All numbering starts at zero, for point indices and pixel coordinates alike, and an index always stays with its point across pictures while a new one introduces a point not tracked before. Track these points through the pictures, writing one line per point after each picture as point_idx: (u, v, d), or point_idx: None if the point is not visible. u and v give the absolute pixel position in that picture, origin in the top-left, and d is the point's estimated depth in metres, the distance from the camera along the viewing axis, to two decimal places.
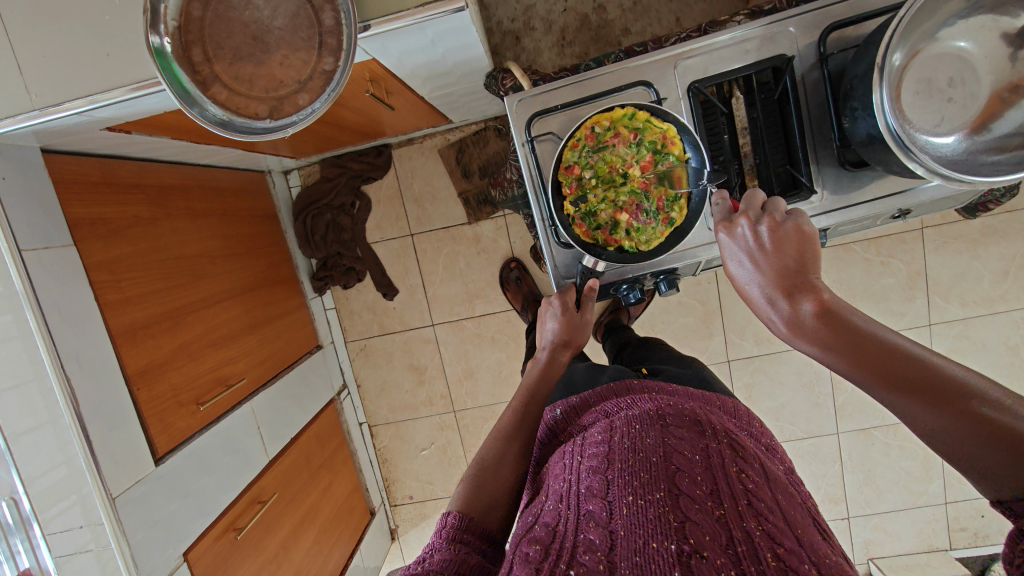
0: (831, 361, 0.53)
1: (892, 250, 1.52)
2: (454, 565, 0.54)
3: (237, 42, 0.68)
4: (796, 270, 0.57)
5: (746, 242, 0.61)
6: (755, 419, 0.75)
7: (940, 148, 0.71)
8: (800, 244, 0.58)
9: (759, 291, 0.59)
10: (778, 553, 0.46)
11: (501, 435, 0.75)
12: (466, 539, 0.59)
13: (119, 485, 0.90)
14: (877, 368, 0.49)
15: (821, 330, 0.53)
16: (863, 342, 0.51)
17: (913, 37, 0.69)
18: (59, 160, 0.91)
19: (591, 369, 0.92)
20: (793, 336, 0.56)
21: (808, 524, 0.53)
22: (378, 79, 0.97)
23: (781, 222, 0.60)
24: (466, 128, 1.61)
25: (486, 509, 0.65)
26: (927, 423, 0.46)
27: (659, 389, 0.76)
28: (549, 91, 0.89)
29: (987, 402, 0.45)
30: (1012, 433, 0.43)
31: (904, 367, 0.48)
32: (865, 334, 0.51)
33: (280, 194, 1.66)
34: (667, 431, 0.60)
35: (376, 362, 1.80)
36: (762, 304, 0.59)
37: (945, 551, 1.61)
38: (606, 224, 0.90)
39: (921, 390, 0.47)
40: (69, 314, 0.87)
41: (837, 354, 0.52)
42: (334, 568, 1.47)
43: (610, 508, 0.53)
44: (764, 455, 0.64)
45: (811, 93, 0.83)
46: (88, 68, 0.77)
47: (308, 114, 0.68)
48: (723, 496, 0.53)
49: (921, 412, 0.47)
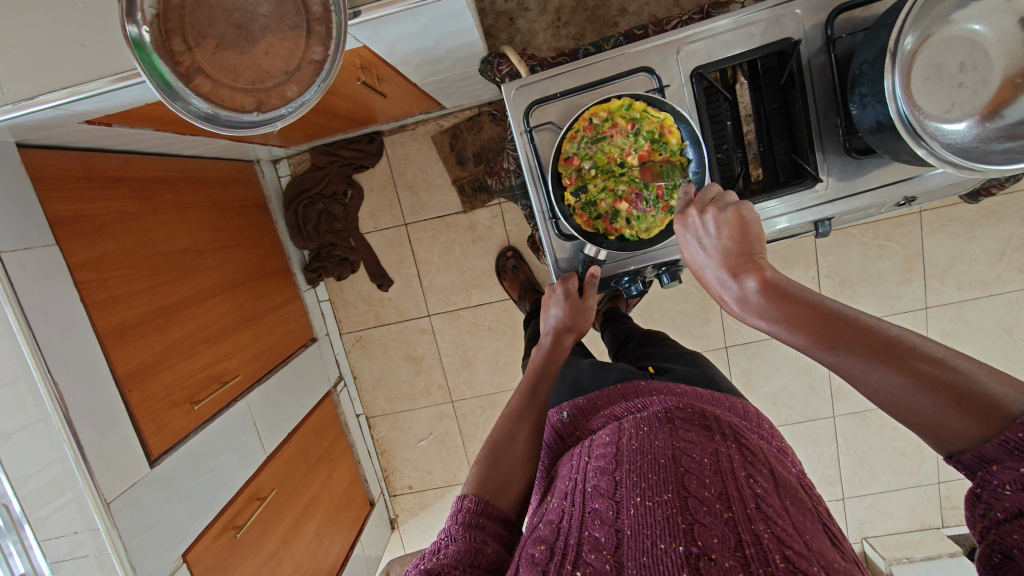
0: (778, 331, 0.54)
1: (890, 233, 1.51)
2: (472, 553, 0.53)
3: (219, 31, 0.64)
4: (740, 251, 0.59)
5: (697, 230, 0.63)
6: (765, 421, 0.73)
7: (950, 136, 0.70)
8: (743, 227, 0.61)
9: (709, 274, 0.61)
10: (787, 555, 0.44)
11: (512, 414, 0.75)
12: (481, 524, 0.58)
13: (113, 489, 0.89)
14: (821, 333, 0.50)
15: (766, 304, 0.55)
16: (805, 310, 0.52)
17: (925, 20, 0.67)
18: (37, 155, 0.87)
19: (597, 367, 0.89)
20: (742, 313, 0.57)
21: (817, 530, 0.51)
22: (369, 66, 0.93)
23: (724, 209, 0.62)
24: (459, 113, 1.57)
25: (498, 489, 0.63)
26: (871, 382, 0.47)
27: (667, 390, 0.74)
28: (547, 79, 0.86)
29: (924, 357, 0.46)
30: (948, 382, 0.44)
31: (844, 331, 0.50)
32: (807, 302, 0.53)
33: (269, 184, 1.62)
34: (677, 435, 0.59)
35: (372, 352, 1.78)
36: (714, 287, 0.61)
37: (937, 529, 1.64)
38: (606, 214, 0.88)
39: (864, 352, 0.48)
40: (54, 317, 0.84)
41: (782, 324, 0.53)
42: (335, 560, 1.47)
43: (618, 507, 0.52)
44: (774, 458, 0.62)
45: (817, 78, 0.81)
46: (62, 60, 0.73)
47: (297, 107, 0.65)
48: (732, 498, 0.51)
49: (863, 370, 0.48)
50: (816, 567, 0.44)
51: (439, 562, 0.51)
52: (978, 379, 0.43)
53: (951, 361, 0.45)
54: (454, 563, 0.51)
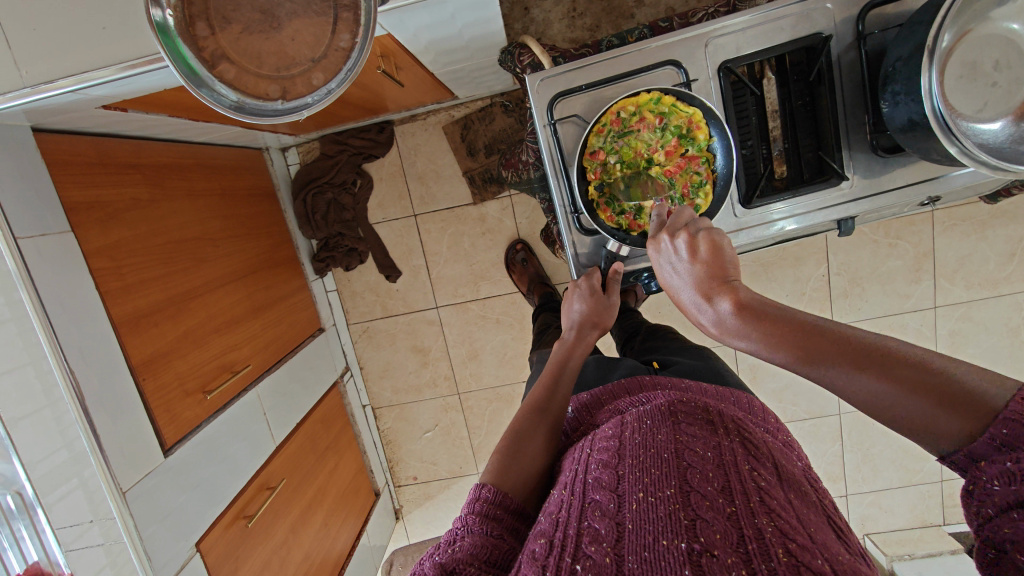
0: (758, 350, 0.52)
1: (901, 231, 1.51)
2: (488, 548, 0.53)
3: (245, 16, 0.63)
4: (712, 274, 0.58)
5: (671, 256, 0.62)
6: (770, 416, 0.72)
7: (982, 135, 0.69)
8: (717, 250, 0.59)
9: (683, 299, 0.60)
10: (790, 549, 0.44)
11: (533, 406, 0.74)
12: (499, 516, 0.57)
13: (129, 479, 0.88)
14: (800, 348, 0.49)
15: (742, 324, 0.53)
16: (782, 325, 0.51)
17: (963, 17, 0.66)
18: (52, 140, 0.86)
19: (601, 365, 0.88)
20: (719, 334, 0.56)
21: (823, 524, 0.50)
22: (389, 54, 0.92)
23: (695, 236, 0.61)
24: (472, 103, 1.56)
25: (516, 484, 0.62)
26: (855, 391, 0.46)
27: (672, 385, 0.74)
28: (573, 70, 0.85)
29: (902, 360, 0.45)
30: (930, 384, 0.43)
31: (822, 345, 0.48)
32: (783, 316, 0.51)
33: (278, 171, 1.61)
34: (680, 428, 0.58)
35: (379, 344, 1.78)
36: (690, 313, 0.59)
37: (937, 526, 1.65)
38: (629, 210, 0.87)
39: (845, 361, 0.47)
40: (70, 304, 0.83)
41: (761, 343, 0.51)
42: (342, 550, 1.47)
43: (619, 500, 0.51)
44: (779, 451, 0.61)
45: (847, 74, 0.80)
46: (81, 42, 0.71)
47: (323, 95, 0.64)
48: (736, 492, 0.50)
49: (846, 380, 0.47)
50: (819, 560, 0.43)
51: (454, 557, 0.51)
52: (958, 375, 0.42)
53: (929, 361, 0.44)
54: (469, 559, 0.51)
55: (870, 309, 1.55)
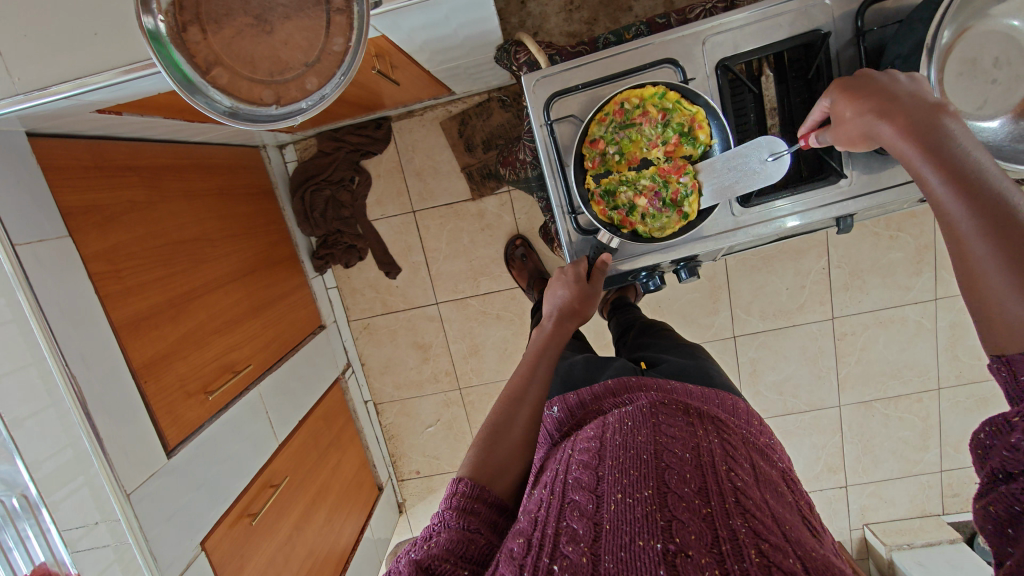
0: (923, 166, 0.54)
1: (902, 223, 1.50)
2: (463, 543, 0.53)
3: (237, 20, 0.62)
4: (926, 100, 0.57)
5: (889, 76, 0.62)
6: (755, 418, 0.73)
7: (982, 133, 0.69)
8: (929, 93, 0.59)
9: (883, 101, 0.59)
10: (762, 549, 0.45)
11: (510, 398, 0.72)
12: (476, 509, 0.58)
13: (133, 481, 0.89)
14: (963, 184, 0.51)
15: (934, 139, 0.54)
16: (959, 161, 0.52)
17: (963, 14, 0.65)
18: (47, 144, 0.86)
19: (590, 365, 0.89)
20: (890, 142, 0.57)
21: (798, 523, 0.51)
22: (384, 54, 0.92)
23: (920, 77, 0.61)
24: (469, 99, 1.55)
25: (494, 475, 0.63)
26: (975, 241, 0.49)
27: (657, 386, 0.73)
28: (569, 69, 0.84)
29: None
30: None
31: (987, 195, 0.49)
32: (969, 160, 0.52)
33: (276, 169, 1.60)
34: (659, 430, 0.59)
35: (379, 340, 1.78)
36: (866, 119, 0.60)
37: (936, 515, 1.66)
38: (623, 207, 0.86)
39: (987, 211, 0.49)
40: (71, 313, 0.84)
41: (926, 155, 0.54)
42: (346, 544, 1.50)
43: (598, 501, 0.52)
44: (758, 453, 0.62)
45: (845, 70, 0.79)
46: (71, 49, 0.71)
47: (317, 100, 0.64)
48: (712, 493, 0.51)
49: (975, 231, 0.49)
50: (791, 559, 0.44)
51: (429, 553, 0.52)
52: None
53: None
54: (443, 555, 0.52)
55: (870, 301, 1.56)
